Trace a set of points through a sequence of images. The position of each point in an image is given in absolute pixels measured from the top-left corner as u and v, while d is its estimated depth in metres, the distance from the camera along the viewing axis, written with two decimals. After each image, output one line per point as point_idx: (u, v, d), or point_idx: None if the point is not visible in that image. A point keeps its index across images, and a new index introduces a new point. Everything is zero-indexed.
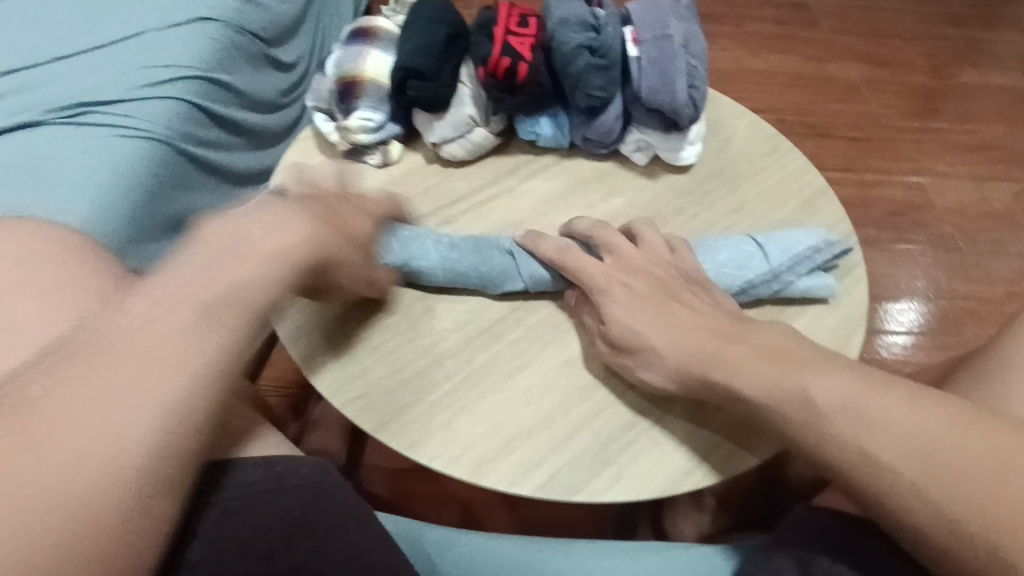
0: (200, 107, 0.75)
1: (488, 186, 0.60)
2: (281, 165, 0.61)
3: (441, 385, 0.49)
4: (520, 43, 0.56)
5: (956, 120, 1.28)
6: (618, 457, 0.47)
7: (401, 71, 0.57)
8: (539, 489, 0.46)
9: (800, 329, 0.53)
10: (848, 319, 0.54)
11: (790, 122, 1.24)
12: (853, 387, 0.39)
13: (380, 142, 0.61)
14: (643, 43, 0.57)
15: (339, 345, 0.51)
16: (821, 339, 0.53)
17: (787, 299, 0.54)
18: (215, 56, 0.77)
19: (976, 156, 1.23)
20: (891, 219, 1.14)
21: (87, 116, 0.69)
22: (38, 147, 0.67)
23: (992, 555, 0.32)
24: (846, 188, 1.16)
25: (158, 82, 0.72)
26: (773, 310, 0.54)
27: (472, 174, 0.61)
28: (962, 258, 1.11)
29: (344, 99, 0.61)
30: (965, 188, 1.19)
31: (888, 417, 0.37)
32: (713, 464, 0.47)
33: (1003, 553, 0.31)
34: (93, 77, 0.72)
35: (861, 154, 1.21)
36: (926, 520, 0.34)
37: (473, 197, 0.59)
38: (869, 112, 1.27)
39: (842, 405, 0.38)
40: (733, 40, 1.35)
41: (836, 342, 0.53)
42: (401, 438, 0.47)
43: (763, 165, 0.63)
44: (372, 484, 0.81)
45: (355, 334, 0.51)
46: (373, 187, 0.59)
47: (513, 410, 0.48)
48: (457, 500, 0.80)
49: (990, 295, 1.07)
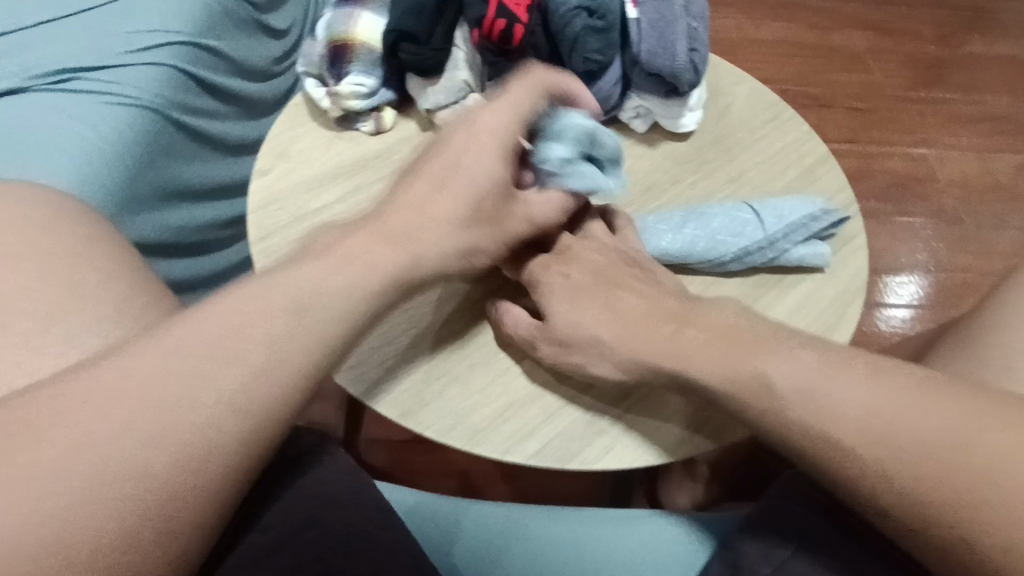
0: (189, 73, 0.73)
1: None
2: (273, 133, 0.59)
3: (433, 355, 0.49)
4: (516, 4, 0.54)
5: (962, 90, 1.26)
6: (611, 427, 0.47)
7: (395, 33, 0.56)
8: (532, 458, 0.45)
9: (796, 299, 0.52)
10: (845, 290, 0.53)
11: (792, 93, 1.21)
12: (801, 364, 0.39)
13: (373, 108, 0.59)
14: (642, 4, 0.55)
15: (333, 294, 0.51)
16: (816, 309, 0.52)
17: (783, 268, 0.54)
18: (203, 21, 0.75)
19: (980, 127, 1.21)
20: (892, 192, 1.12)
21: (74, 83, 0.68)
22: (25, 115, 0.66)
23: (976, 533, 0.32)
24: (848, 160, 1.14)
25: (145, 48, 0.71)
26: (769, 279, 0.53)
27: None
28: (963, 231, 1.10)
29: (336, 63, 0.59)
30: (968, 160, 1.18)
31: (878, 397, 0.36)
32: (707, 434, 0.46)
33: (987, 532, 0.31)
34: (79, 42, 0.70)
35: (865, 126, 1.19)
36: (894, 496, 0.34)
37: None
38: (874, 82, 1.25)
39: (777, 394, 0.38)
40: (736, 9, 1.32)
41: (832, 313, 0.52)
42: (393, 407, 0.47)
43: (764, 133, 0.62)
44: (370, 455, 0.81)
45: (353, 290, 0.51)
46: (366, 155, 0.58)
47: (507, 380, 0.48)
48: (454, 471, 0.81)
49: (990, 268, 1.07)
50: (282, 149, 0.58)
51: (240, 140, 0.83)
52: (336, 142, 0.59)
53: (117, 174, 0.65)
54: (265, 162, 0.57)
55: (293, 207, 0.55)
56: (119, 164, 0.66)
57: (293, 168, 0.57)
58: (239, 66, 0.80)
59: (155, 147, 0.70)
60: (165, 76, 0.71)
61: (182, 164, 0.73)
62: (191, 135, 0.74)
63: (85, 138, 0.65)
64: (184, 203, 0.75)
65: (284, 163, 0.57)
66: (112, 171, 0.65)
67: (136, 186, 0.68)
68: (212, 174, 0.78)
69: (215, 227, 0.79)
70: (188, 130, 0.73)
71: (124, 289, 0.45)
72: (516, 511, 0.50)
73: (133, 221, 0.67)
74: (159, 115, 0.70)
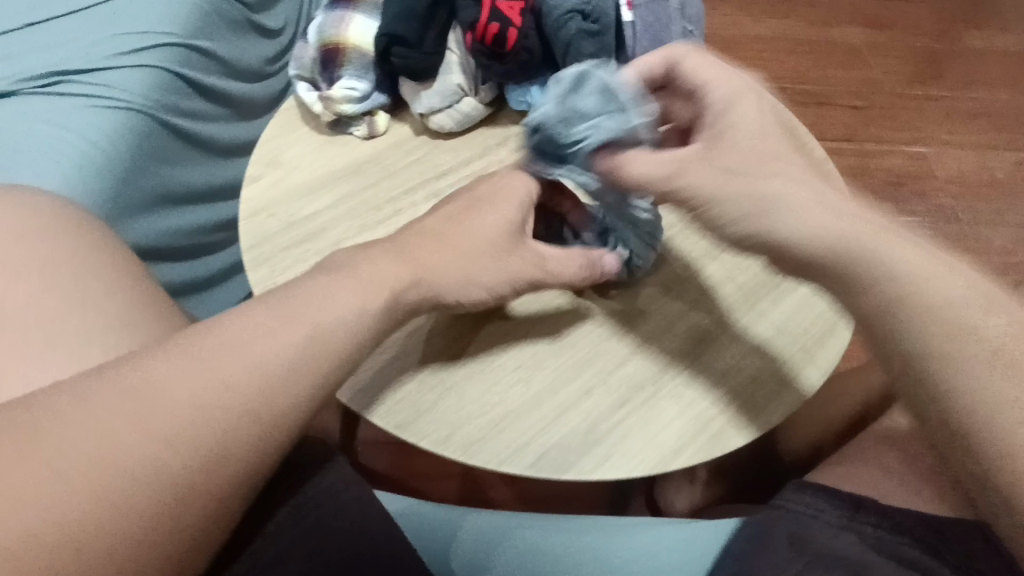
0: (180, 75, 0.72)
1: (478, 159, 0.58)
2: (265, 138, 0.59)
3: (431, 363, 0.49)
4: (509, 7, 0.53)
5: (961, 87, 1.25)
6: (607, 436, 0.47)
7: (385, 37, 0.56)
8: (527, 468, 0.45)
9: (768, 328, 0.51)
10: (824, 319, 0.51)
11: (790, 90, 1.21)
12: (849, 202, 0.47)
13: (365, 112, 0.58)
14: (637, 7, 0.54)
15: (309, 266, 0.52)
16: (790, 342, 0.50)
17: (758, 295, 0.52)
18: (194, 22, 0.74)
19: (979, 123, 1.21)
20: (890, 189, 1.12)
21: (64, 86, 0.67)
22: (15, 120, 0.65)
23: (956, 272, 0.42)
24: (846, 158, 1.14)
25: (135, 49, 0.70)
26: (742, 305, 0.52)
27: (460, 146, 0.59)
28: (961, 229, 1.09)
29: (328, 67, 0.59)
30: (967, 156, 1.17)
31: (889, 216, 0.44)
32: (703, 443, 0.46)
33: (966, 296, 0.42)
34: (68, 45, 0.70)
35: (863, 122, 1.18)
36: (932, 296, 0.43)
37: (462, 171, 0.57)
38: (873, 78, 1.24)
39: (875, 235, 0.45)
40: (734, 6, 1.31)
41: (807, 344, 0.50)
42: (389, 417, 0.47)
43: None
44: (369, 459, 0.81)
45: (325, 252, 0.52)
46: (359, 160, 0.57)
47: (502, 389, 0.48)
48: (452, 475, 0.80)
49: (988, 265, 1.06)
50: (273, 156, 0.58)
51: (233, 142, 0.82)
52: (329, 147, 0.58)
53: (107, 179, 0.65)
54: (257, 169, 0.57)
55: (285, 213, 0.54)
56: (111, 168, 0.65)
57: (285, 174, 0.57)
58: (231, 68, 0.79)
59: (147, 150, 0.69)
60: (155, 78, 0.70)
61: (173, 168, 0.72)
62: (184, 138, 0.74)
63: (76, 142, 0.64)
64: (176, 207, 0.74)
65: (275, 169, 0.57)
66: (102, 176, 0.64)
67: (129, 190, 0.67)
68: (204, 177, 0.78)
69: (207, 230, 0.79)
70: (179, 132, 0.73)
71: (115, 298, 0.44)
72: (511, 518, 0.50)
73: (125, 226, 0.66)
74: (150, 118, 0.69)
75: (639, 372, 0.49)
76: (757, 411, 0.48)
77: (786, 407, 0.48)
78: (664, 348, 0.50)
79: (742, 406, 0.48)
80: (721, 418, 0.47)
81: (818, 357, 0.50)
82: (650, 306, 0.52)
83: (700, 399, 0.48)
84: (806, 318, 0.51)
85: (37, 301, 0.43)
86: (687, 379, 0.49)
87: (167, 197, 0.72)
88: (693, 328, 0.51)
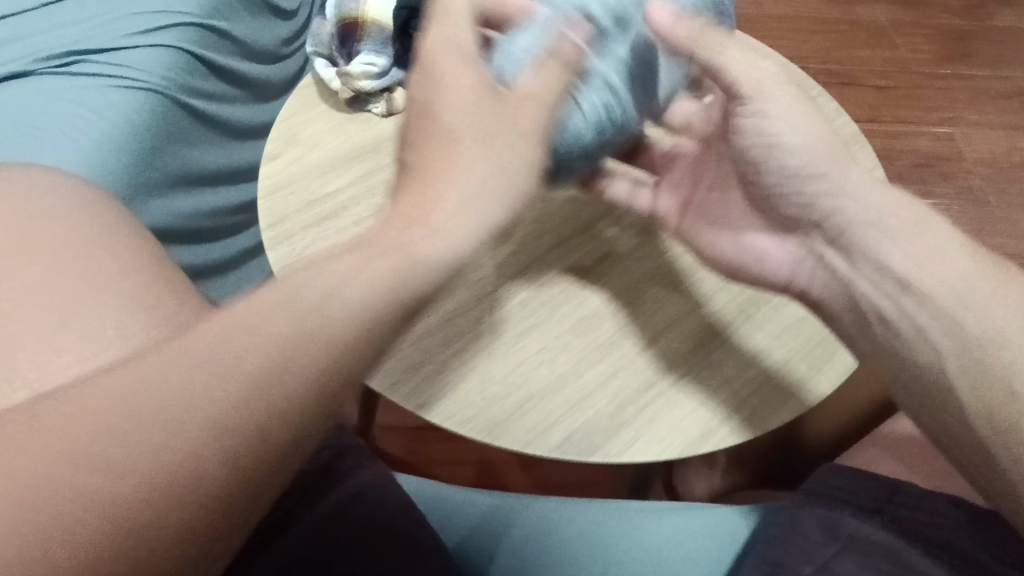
0: (196, 56, 0.71)
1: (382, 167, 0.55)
2: (283, 114, 0.57)
3: (451, 344, 0.48)
4: None
5: (991, 66, 1.21)
6: (634, 419, 0.45)
7: (405, 11, 0.55)
8: (553, 451, 0.44)
9: (776, 327, 0.49)
10: (825, 337, 0.49)
11: (813, 70, 1.17)
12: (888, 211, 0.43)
13: (384, 89, 0.57)
14: None
15: (441, 361, 0.47)
16: (789, 346, 0.49)
17: (759, 299, 0.51)
18: (210, 3, 0.73)
19: (1008, 103, 1.17)
20: (916, 171, 1.09)
21: (80, 66, 0.67)
22: (32, 98, 0.65)
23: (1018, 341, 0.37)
24: (870, 139, 1.11)
25: (152, 29, 0.69)
26: (751, 305, 0.50)
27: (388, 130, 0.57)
28: (990, 211, 1.06)
29: (345, 43, 0.59)
30: (995, 137, 1.14)
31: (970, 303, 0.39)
32: (732, 427, 0.45)
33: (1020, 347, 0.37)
34: (83, 26, 0.69)
35: (888, 103, 1.15)
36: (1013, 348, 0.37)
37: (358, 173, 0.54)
38: (899, 57, 1.20)
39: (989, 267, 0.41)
40: None
41: (813, 355, 0.48)
42: (411, 398, 0.46)
43: None
44: (386, 442, 0.80)
45: (422, 342, 0.48)
46: (377, 139, 0.56)
47: (527, 370, 0.47)
48: (472, 458, 0.80)
49: (1018, 249, 1.03)
50: (291, 134, 0.56)
51: (249, 124, 0.81)
52: (348, 125, 0.57)
53: (125, 161, 0.64)
54: (274, 148, 0.56)
55: (304, 191, 0.53)
56: (127, 148, 0.64)
57: (304, 153, 0.55)
58: (248, 49, 0.78)
59: (165, 132, 0.68)
60: (173, 59, 0.69)
61: (190, 149, 0.72)
62: (201, 119, 0.73)
63: (95, 123, 0.64)
64: (194, 189, 0.73)
65: (292, 148, 0.56)
66: (120, 158, 0.64)
67: (148, 170, 0.66)
68: (222, 160, 0.77)
69: (226, 213, 0.78)
70: (196, 114, 0.72)
71: (130, 277, 0.43)
72: (535, 502, 0.49)
73: (143, 207, 0.66)
74: (166, 98, 0.68)
75: (669, 353, 0.48)
76: (790, 393, 0.47)
77: (813, 396, 0.47)
78: (691, 328, 0.49)
79: (772, 389, 0.47)
80: (749, 404, 0.46)
81: (832, 362, 0.48)
82: (661, 299, 0.50)
83: (727, 381, 0.47)
84: (816, 326, 0.49)
85: (58, 281, 0.42)
86: (715, 361, 0.48)
87: (185, 179, 0.71)
88: (720, 309, 0.50)
